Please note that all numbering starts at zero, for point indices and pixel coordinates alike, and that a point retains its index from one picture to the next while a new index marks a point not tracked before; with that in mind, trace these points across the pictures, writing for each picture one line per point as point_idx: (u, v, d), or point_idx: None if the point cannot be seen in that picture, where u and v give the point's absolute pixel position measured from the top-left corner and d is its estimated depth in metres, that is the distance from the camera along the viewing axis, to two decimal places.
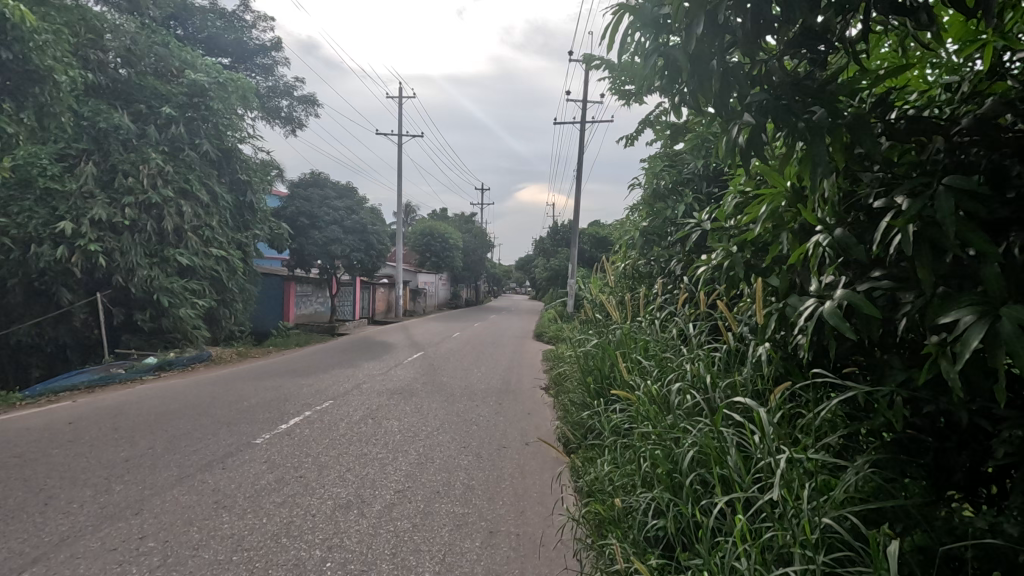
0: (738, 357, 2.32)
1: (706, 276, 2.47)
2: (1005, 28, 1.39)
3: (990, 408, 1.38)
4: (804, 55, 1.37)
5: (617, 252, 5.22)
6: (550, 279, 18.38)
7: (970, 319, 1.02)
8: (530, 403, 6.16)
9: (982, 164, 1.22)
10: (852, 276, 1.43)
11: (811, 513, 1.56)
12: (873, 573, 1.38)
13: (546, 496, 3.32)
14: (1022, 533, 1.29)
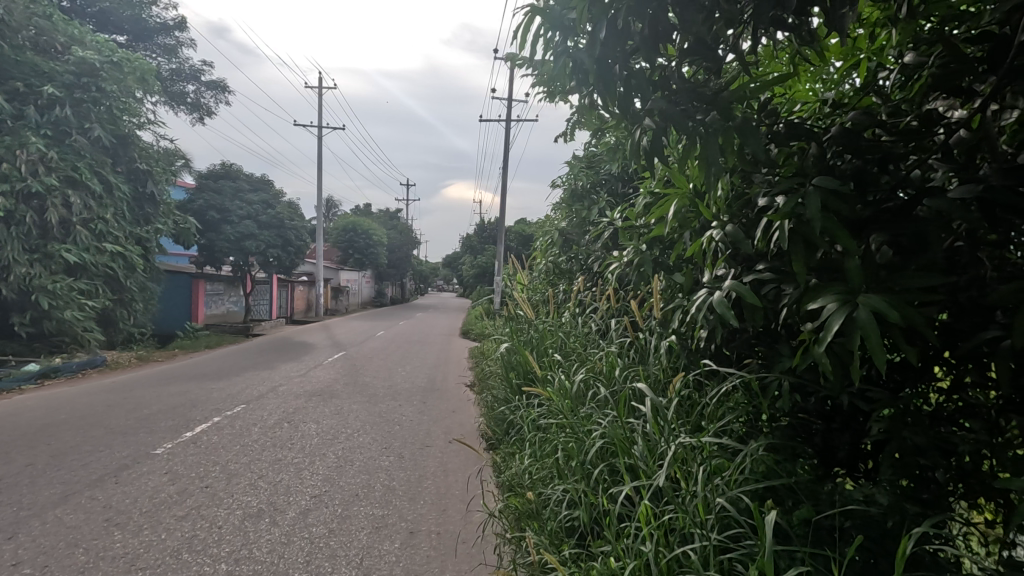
0: (648, 350, 2.43)
1: (619, 273, 2.57)
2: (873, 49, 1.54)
3: (859, 390, 1.53)
4: (700, 63, 1.45)
5: (539, 250, 5.32)
6: (477, 276, 18.40)
7: (833, 306, 1.12)
8: (454, 401, 6.13)
9: (850, 169, 1.35)
10: (741, 270, 1.54)
11: (707, 494, 1.67)
12: (759, 545, 1.49)
13: (468, 493, 3.32)
14: (886, 500, 1.44)
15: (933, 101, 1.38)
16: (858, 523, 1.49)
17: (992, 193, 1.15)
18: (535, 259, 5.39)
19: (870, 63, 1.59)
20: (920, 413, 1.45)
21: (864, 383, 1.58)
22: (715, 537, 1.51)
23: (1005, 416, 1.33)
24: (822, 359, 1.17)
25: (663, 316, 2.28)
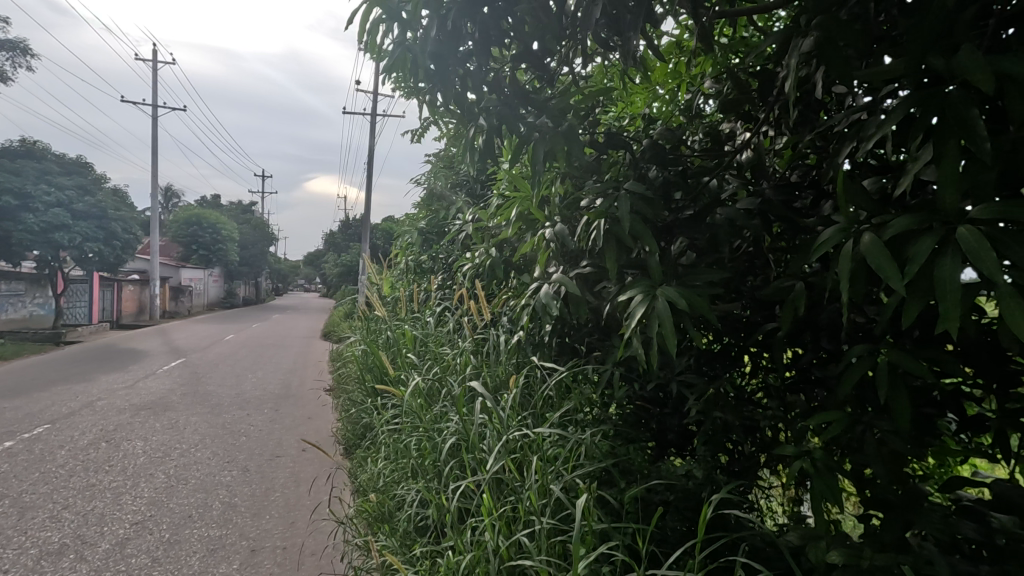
0: (498, 346, 2.49)
1: (472, 273, 2.62)
2: (686, 75, 1.74)
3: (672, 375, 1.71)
4: (536, 71, 1.52)
5: (400, 249, 5.24)
6: (341, 275, 17.59)
7: (639, 299, 1.25)
8: (311, 406, 5.80)
9: (662, 180, 1.51)
10: (569, 267, 1.65)
11: (544, 481, 1.76)
12: (588, 523, 1.61)
13: (320, 502, 3.16)
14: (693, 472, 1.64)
15: (731, 124, 1.59)
16: (673, 494, 1.67)
17: (770, 206, 1.35)
18: (397, 258, 5.29)
19: (684, 87, 1.78)
20: (719, 394, 1.67)
21: (677, 370, 1.78)
22: (548, 520, 1.60)
23: (789, 393, 1.61)
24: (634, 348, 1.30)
25: (512, 314, 2.36)
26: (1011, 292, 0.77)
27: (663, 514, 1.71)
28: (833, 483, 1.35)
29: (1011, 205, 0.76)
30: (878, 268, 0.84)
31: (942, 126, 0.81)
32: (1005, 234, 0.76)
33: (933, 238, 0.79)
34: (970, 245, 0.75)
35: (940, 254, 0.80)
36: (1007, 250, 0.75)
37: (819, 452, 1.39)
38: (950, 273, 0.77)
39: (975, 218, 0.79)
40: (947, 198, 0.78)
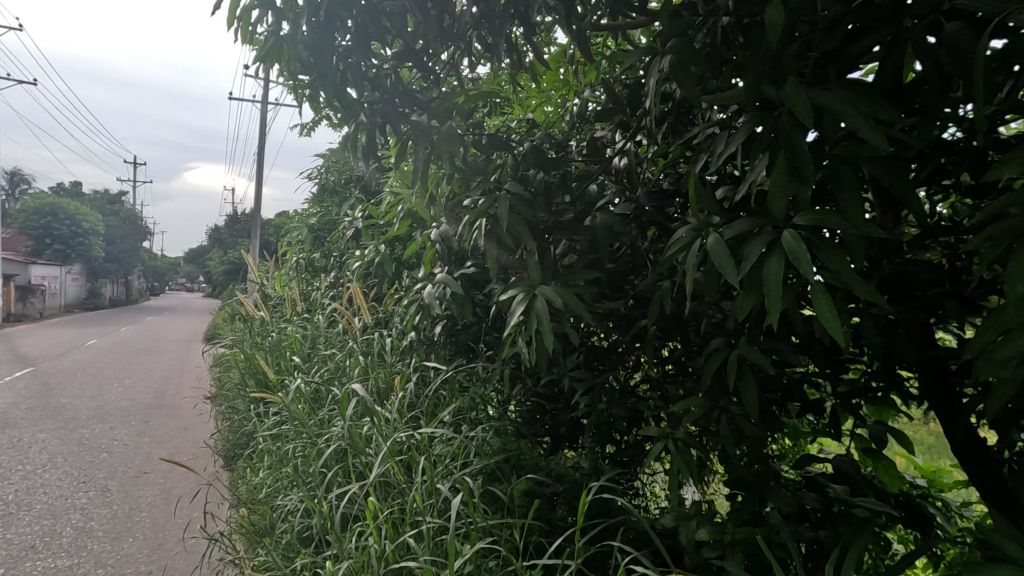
0: (389, 347, 2.44)
1: (361, 272, 2.54)
2: (570, 83, 1.80)
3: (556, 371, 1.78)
4: (420, 69, 1.50)
5: (289, 245, 4.97)
6: (226, 273, 16.33)
7: (519, 298, 1.28)
8: (187, 416, 5.32)
9: (545, 182, 1.55)
10: (455, 267, 1.65)
11: (432, 482, 1.75)
12: (474, 520, 1.62)
13: (194, 519, 2.91)
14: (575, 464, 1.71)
15: (611, 132, 1.67)
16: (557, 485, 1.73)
17: (643, 211, 1.43)
18: (286, 255, 5.02)
19: (568, 94, 1.85)
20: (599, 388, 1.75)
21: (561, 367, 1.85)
22: (434, 521, 1.59)
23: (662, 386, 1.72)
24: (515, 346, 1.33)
25: (403, 314, 2.32)
26: (822, 289, 0.88)
27: (549, 505, 1.78)
28: (696, 466, 1.47)
29: (826, 213, 0.85)
30: (720, 264, 0.92)
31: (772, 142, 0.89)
32: (821, 239, 0.86)
33: (762, 240, 0.88)
34: (792, 249, 0.84)
35: (769, 255, 0.89)
36: (822, 253, 0.85)
37: (685, 438, 1.51)
38: (776, 272, 0.86)
39: (799, 223, 0.88)
40: (776, 205, 0.86)
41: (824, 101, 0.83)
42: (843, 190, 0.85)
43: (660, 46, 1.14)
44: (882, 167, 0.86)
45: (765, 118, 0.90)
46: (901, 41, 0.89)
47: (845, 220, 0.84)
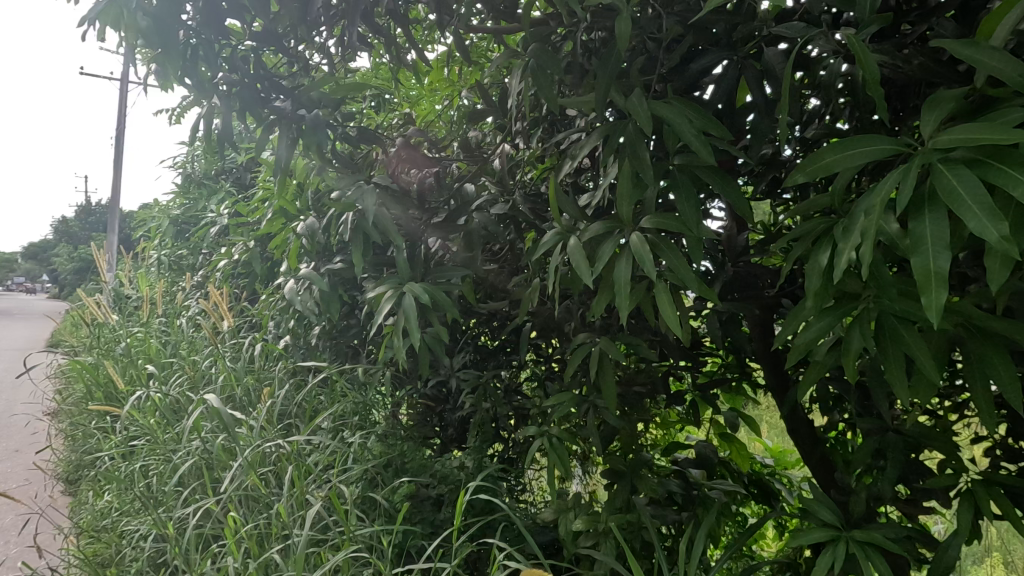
0: (260, 351, 2.28)
1: (229, 271, 2.36)
2: (450, 82, 1.80)
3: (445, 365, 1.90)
4: (287, 55, 1.42)
5: (148, 241, 4.49)
6: (75, 272, 14.37)
7: (388, 296, 1.29)
8: (17, 437, 4.59)
9: (417, 181, 1.55)
10: (321, 263, 1.58)
11: (301, 492, 1.65)
12: (346, 529, 1.55)
13: (18, 556, 2.51)
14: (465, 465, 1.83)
15: (490, 135, 1.69)
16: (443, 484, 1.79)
17: (517, 212, 1.46)
18: (144, 252, 4.52)
19: (449, 95, 1.85)
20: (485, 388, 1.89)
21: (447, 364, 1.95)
22: (301, 533, 1.50)
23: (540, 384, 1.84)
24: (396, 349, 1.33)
25: (275, 315, 2.18)
26: (666, 289, 0.94)
27: (431, 505, 1.77)
28: (565, 457, 1.54)
29: (668, 217, 0.91)
30: (577, 267, 0.95)
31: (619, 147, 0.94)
32: (665, 241, 0.91)
33: (613, 242, 0.93)
34: (637, 250, 0.89)
35: (619, 257, 0.93)
36: (665, 254, 0.91)
37: (555, 431, 1.57)
38: (625, 272, 0.91)
39: (646, 226, 0.94)
40: (624, 208, 0.91)
41: (661, 109, 0.88)
42: (683, 196, 0.91)
43: (522, 49, 1.16)
44: (717, 172, 0.91)
45: (615, 126, 0.96)
46: (731, 64, 0.99)
47: (683, 223, 0.90)
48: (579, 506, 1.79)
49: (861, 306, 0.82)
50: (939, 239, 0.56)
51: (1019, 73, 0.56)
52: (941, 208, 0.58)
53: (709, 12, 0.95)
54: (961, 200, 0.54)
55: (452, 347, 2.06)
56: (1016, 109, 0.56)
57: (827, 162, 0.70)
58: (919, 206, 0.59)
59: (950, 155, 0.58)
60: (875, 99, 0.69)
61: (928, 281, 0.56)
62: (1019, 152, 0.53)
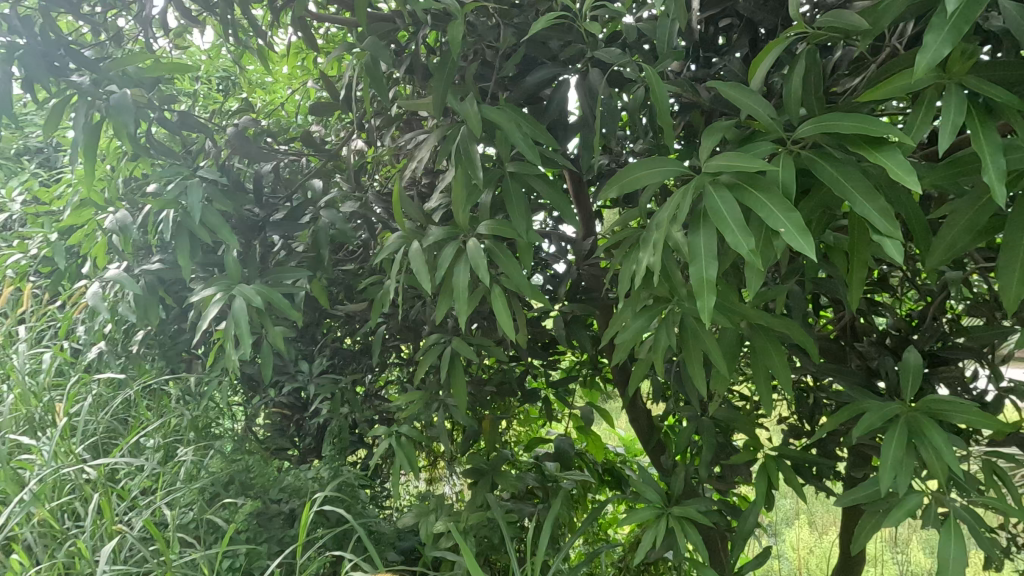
0: (67, 360, 1.96)
1: (24, 267, 2.00)
2: (298, 70, 1.70)
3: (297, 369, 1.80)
4: (90, 21, 1.24)
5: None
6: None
7: (217, 298, 1.18)
8: None
9: (254, 176, 1.44)
10: (137, 260, 1.41)
11: (113, 519, 1.44)
12: (169, 557, 1.39)
13: None
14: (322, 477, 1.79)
15: (340, 129, 1.62)
16: (296, 494, 1.74)
17: (368, 210, 1.43)
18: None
19: (299, 83, 1.75)
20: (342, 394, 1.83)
21: (302, 368, 1.86)
22: (110, 566, 1.31)
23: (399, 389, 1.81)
24: (231, 357, 1.23)
25: (85, 320, 1.89)
26: (502, 293, 0.96)
27: (280, 522, 1.68)
28: (416, 459, 1.53)
29: (502, 223, 0.94)
30: (417, 275, 0.95)
31: (458, 155, 0.92)
32: (500, 248, 0.94)
33: (452, 249, 0.93)
34: (474, 258, 0.90)
35: (458, 264, 0.94)
36: (499, 260, 0.94)
37: (408, 433, 1.55)
38: (463, 278, 0.91)
39: (483, 232, 0.95)
40: (460, 215, 0.92)
41: (494, 118, 0.89)
42: (514, 204, 0.94)
43: (362, 42, 1.12)
44: (546, 182, 0.95)
45: (449, 132, 0.96)
46: (559, 80, 1.04)
47: (515, 230, 0.92)
48: (440, 507, 1.81)
49: (668, 307, 0.91)
50: (710, 249, 0.65)
51: (769, 111, 0.65)
52: (713, 225, 0.66)
53: (538, 31, 1.00)
54: (725, 221, 0.62)
55: (305, 352, 1.95)
56: (766, 143, 0.65)
57: (631, 177, 0.76)
58: (697, 222, 0.67)
59: (719, 179, 0.65)
60: (666, 125, 0.76)
61: (701, 287, 0.63)
62: (766, 181, 0.62)
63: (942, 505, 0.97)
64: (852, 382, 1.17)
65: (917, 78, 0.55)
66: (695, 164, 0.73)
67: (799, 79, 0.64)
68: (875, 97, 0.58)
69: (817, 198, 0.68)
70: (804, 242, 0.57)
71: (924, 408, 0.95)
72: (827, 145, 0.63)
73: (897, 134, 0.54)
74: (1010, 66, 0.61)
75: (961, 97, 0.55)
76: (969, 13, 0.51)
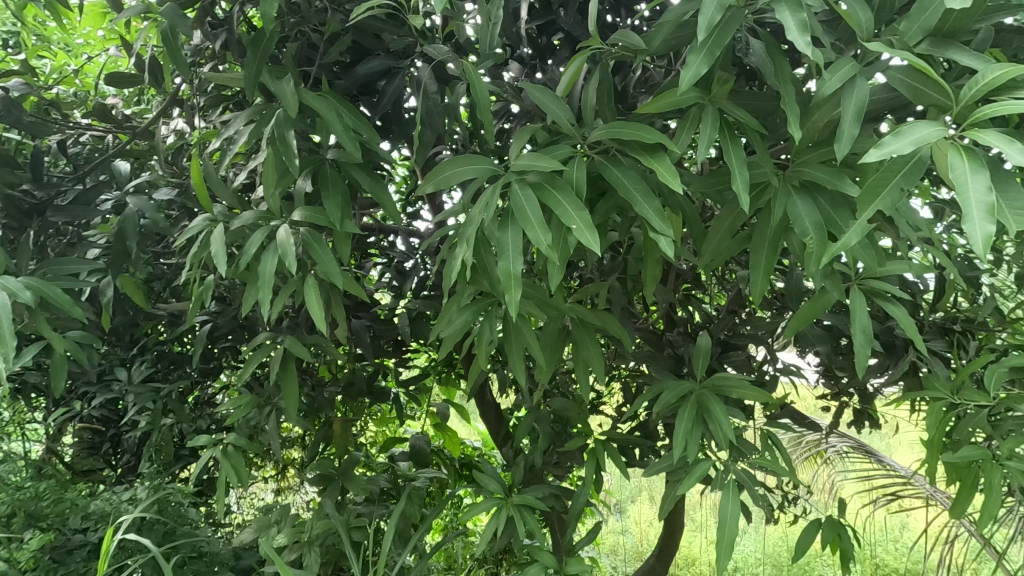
0: None
1: None
2: (106, 35, 1.49)
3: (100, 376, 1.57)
4: None
5: None
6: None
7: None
8: None
9: (34, 151, 1.21)
10: None
11: None
12: None
13: None
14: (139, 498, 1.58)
15: (158, 105, 1.44)
16: (102, 519, 1.51)
17: (187, 196, 1.28)
18: None
19: (108, 51, 1.53)
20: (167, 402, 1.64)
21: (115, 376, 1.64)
22: None
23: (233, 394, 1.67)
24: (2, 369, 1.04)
25: None
26: (316, 283, 0.94)
27: (82, 555, 1.45)
28: (245, 470, 1.41)
29: (318, 210, 0.91)
30: (215, 257, 0.89)
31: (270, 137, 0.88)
32: (315, 238, 0.90)
33: (261, 234, 0.88)
34: (283, 244, 0.85)
35: (266, 251, 0.88)
36: (315, 251, 0.90)
37: (235, 440, 1.42)
38: (271, 266, 0.87)
39: (296, 219, 0.92)
40: (268, 197, 0.90)
41: (310, 102, 0.84)
42: (331, 191, 0.90)
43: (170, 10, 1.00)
44: (367, 171, 0.93)
45: (264, 113, 0.89)
46: (393, 73, 1.02)
47: (329, 219, 0.89)
48: (284, 518, 1.69)
49: (493, 302, 0.94)
50: (517, 247, 0.68)
51: (568, 117, 0.71)
52: (520, 223, 0.69)
53: (366, 19, 0.97)
54: (527, 218, 0.65)
55: (119, 358, 1.70)
56: (565, 147, 0.71)
57: (447, 173, 0.78)
58: (506, 220, 0.70)
59: (525, 177, 0.69)
60: (484, 124, 0.78)
61: (509, 281, 0.67)
62: (563, 181, 0.68)
63: (730, 473, 1.10)
64: (661, 368, 1.31)
65: (683, 95, 0.63)
66: (506, 162, 0.77)
67: (591, 91, 0.73)
68: (652, 110, 0.65)
69: (610, 200, 0.76)
70: (593, 238, 0.63)
71: (710, 386, 1.11)
72: (616, 152, 0.70)
73: (667, 143, 0.62)
74: (758, 96, 0.72)
75: (715, 117, 0.63)
76: (721, 40, 0.57)
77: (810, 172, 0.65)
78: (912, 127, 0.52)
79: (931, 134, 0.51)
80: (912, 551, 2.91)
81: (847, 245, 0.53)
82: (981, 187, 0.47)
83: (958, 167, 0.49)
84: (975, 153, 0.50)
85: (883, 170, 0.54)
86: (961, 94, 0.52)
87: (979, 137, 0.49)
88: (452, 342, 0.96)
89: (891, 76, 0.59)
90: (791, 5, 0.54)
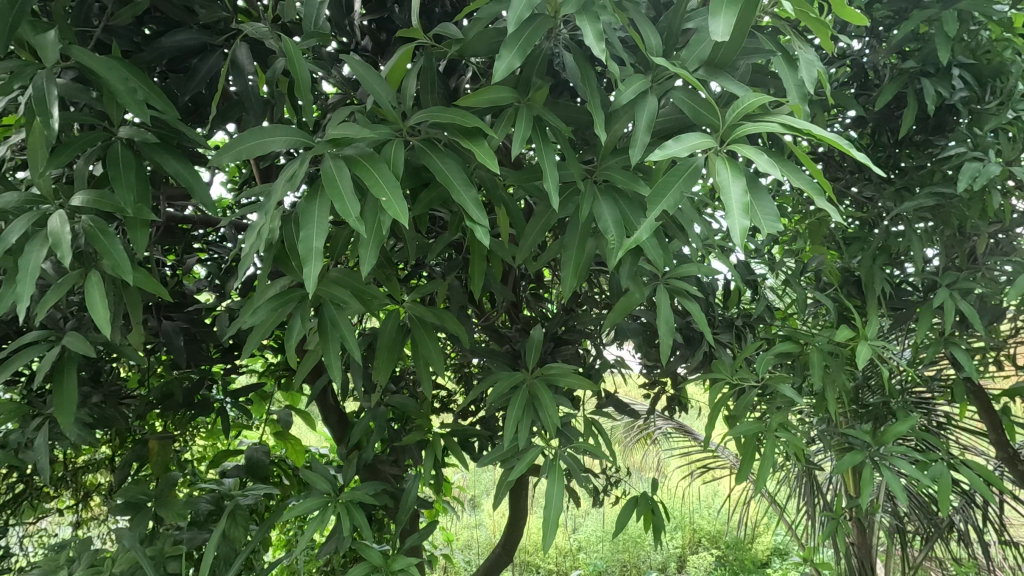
0: None
1: None
2: None
3: None
4: None
5: None
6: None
7: None
8: None
9: None
10: None
11: None
12: None
13: None
14: None
15: None
16: None
17: None
18: None
19: None
20: None
21: None
22: None
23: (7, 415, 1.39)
24: None
25: None
26: (102, 281, 0.82)
27: None
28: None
29: (104, 196, 0.79)
30: None
31: (31, 103, 0.74)
32: (100, 228, 0.79)
33: (25, 221, 0.75)
34: (54, 233, 0.73)
35: (34, 240, 0.75)
36: (99, 243, 0.78)
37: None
38: (36, 256, 0.74)
39: (78, 206, 0.79)
40: (36, 176, 0.76)
41: (86, 61, 0.71)
42: (122, 175, 0.79)
43: None
44: (167, 155, 0.82)
45: (17, 72, 0.71)
46: (206, 51, 0.93)
47: (117, 204, 0.78)
48: (80, 557, 1.44)
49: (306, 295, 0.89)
50: (323, 221, 0.68)
51: (390, 100, 0.73)
52: (330, 198, 0.69)
53: None
54: (338, 192, 0.65)
55: None
56: (386, 128, 0.72)
57: (262, 140, 0.73)
58: (316, 193, 0.69)
59: (341, 151, 0.69)
60: (306, 102, 0.75)
61: (308, 255, 0.66)
62: (380, 159, 0.68)
63: (559, 458, 1.17)
64: (498, 363, 1.37)
65: (497, 93, 0.69)
66: (314, 132, 0.75)
67: (412, 81, 0.76)
68: (473, 102, 0.69)
69: (434, 192, 0.82)
70: (400, 209, 0.65)
71: (540, 375, 1.18)
72: (435, 137, 0.73)
73: (480, 125, 0.67)
74: (574, 110, 0.80)
75: (527, 117, 0.71)
76: (532, 38, 0.66)
77: (611, 175, 0.74)
78: (688, 138, 0.61)
79: (701, 144, 0.60)
80: (720, 514, 3.40)
81: (642, 237, 0.59)
82: (739, 190, 0.57)
83: (724, 173, 0.58)
84: (736, 163, 0.60)
85: (668, 176, 0.61)
86: (726, 115, 0.63)
87: (737, 149, 0.59)
88: (258, 337, 0.89)
89: (677, 97, 0.68)
90: (588, 18, 0.63)
